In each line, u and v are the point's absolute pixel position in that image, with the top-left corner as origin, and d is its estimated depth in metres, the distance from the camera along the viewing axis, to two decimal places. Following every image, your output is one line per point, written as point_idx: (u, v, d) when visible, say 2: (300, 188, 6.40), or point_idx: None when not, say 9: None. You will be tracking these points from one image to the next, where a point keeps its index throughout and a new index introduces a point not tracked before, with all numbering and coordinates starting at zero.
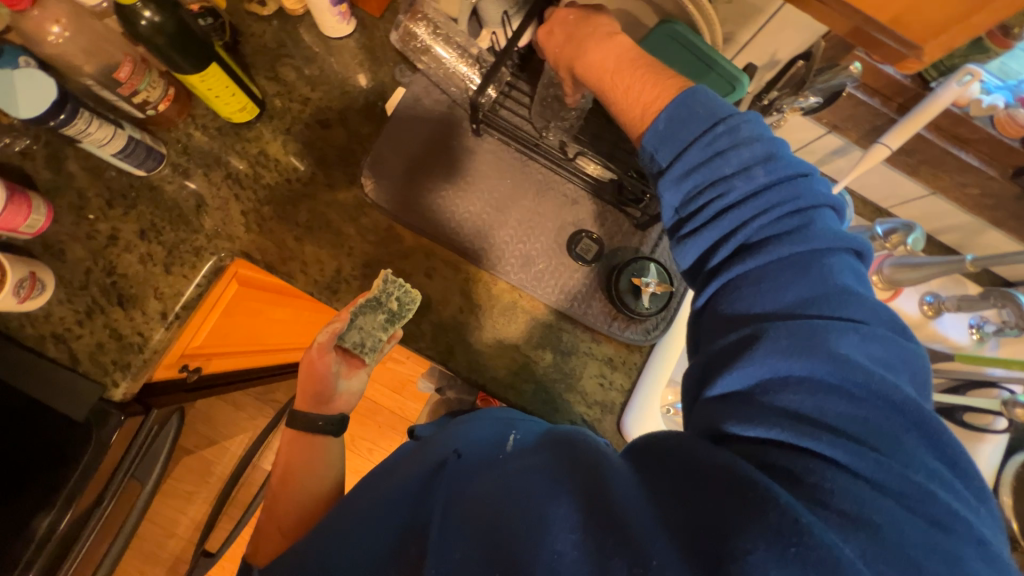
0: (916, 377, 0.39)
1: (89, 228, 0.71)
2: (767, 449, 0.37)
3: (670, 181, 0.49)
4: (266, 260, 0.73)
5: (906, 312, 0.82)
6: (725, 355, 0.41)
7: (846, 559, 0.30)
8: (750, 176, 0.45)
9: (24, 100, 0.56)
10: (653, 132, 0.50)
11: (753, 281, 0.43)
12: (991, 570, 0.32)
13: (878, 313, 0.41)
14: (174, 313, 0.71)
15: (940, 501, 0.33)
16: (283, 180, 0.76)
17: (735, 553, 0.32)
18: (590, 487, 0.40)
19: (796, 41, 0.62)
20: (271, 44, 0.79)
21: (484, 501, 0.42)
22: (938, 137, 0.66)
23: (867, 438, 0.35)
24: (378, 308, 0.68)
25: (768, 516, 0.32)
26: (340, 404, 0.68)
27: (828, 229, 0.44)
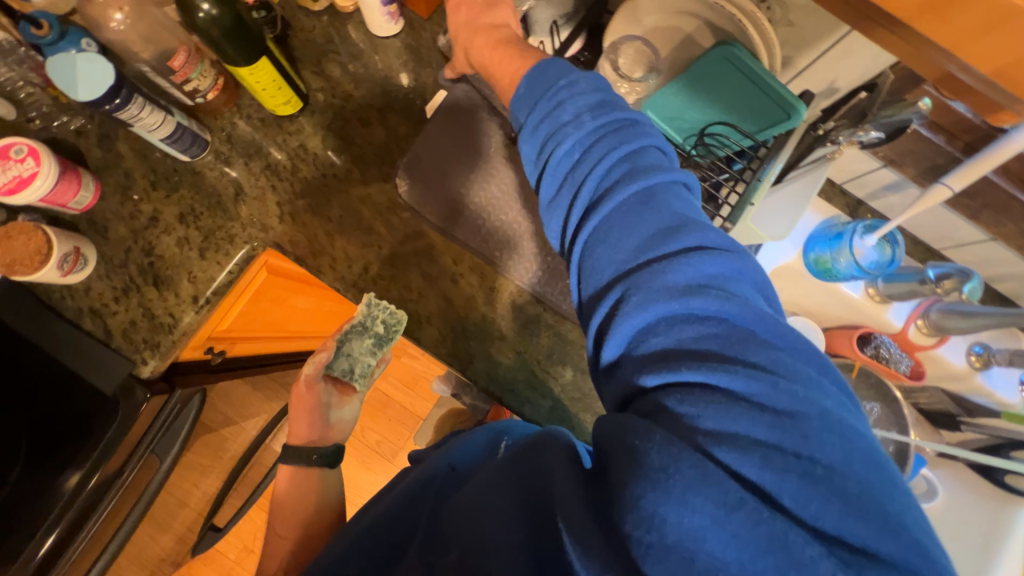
0: (755, 281, 0.39)
1: (133, 208, 0.73)
2: (658, 394, 0.35)
3: (528, 149, 0.47)
4: (296, 252, 0.74)
5: (950, 362, 0.77)
6: (604, 324, 0.40)
7: (710, 467, 0.31)
8: (579, 124, 0.45)
9: (82, 82, 0.58)
10: (517, 98, 0.49)
11: (607, 234, 0.41)
12: (861, 445, 0.32)
13: (714, 232, 0.40)
14: (205, 297, 0.72)
15: (791, 392, 0.33)
16: (319, 173, 0.76)
17: (632, 500, 0.32)
18: (530, 474, 0.39)
19: (859, 70, 0.58)
20: (319, 39, 0.80)
21: (477, 518, 0.39)
22: (1005, 182, 0.62)
23: (708, 351, 0.35)
24: (366, 333, 0.73)
25: (647, 461, 0.32)
26: (334, 430, 0.75)
27: (659, 157, 0.44)
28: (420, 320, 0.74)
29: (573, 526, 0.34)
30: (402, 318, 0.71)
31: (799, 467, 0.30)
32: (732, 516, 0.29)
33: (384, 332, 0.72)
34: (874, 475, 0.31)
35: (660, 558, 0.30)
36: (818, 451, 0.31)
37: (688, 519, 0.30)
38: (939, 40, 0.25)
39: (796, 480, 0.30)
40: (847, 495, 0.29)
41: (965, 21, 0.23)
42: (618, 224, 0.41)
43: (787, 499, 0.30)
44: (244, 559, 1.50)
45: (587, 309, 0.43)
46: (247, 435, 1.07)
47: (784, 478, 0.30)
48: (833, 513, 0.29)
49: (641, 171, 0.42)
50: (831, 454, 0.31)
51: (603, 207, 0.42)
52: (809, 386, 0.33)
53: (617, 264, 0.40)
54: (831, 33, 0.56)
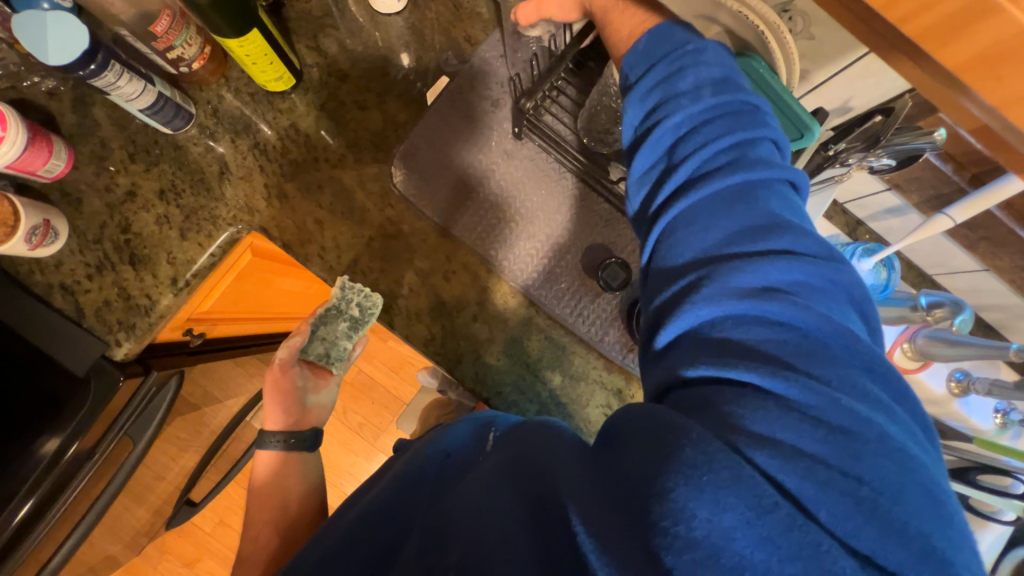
0: (838, 288, 0.39)
1: (108, 180, 0.69)
2: (699, 389, 0.37)
3: (635, 97, 0.48)
4: (283, 238, 0.71)
5: (930, 387, 0.78)
6: (667, 308, 0.42)
7: (747, 470, 0.32)
8: (698, 97, 0.45)
9: (52, 44, 0.53)
10: (634, 52, 0.49)
11: (688, 223, 0.42)
12: (902, 471, 0.33)
13: (805, 240, 0.40)
14: (184, 279, 0.69)
15: (845, 408, 0.34)
16: (310, 156, 0.73)
17: (661, 491, 0.32)
18: (533, 477, 0.40)
19: (875, 92, 0.57)
20: (316, 11, 0.75)
21: (459, 521, 0.40)
22: (1006, 216, 0.60)
23: (780, 358, 0.36)
24: (341, 316, 0.70)
25: (683, 452, 0.33)
26: (312, 417, 0.73)
27: (766, 151, 0.43)
28: (407, 316, 0.72)
29: (587, 515, 0.35)
30: (377, 301, 0.69)
31: (844, 485, 0.32)
32: (765, 520, 0.30)
33: (360, 315, 0.70)
34: (922, 508, 0.32)
35: (683, 550, 0.30)
36: (867, 472, 0.32)
37: (719, 518, 0.30)
38: (986, 98, 0.23)
39: (837, 495, 0.31)
40: (887, 521, 0.31)
41: (1021, 81, 0.21)
42: (701, 212, 0.42)
43: (825, 513, 0.31)
44: (220, 532, 1.51)
45: (650, 288, 0.45)
46: (227, 416, 1.05)
47: (826, 491, 0.31)
48: (869, 535, 0.30)
49: (738, 164, 0.42)
50: (881, 479, 0.32)
51: (692, 195, 0.43)
52: (877, 408, 0.35)
53: (694, 252, 0.42)
54: (849, 52, 0.54)
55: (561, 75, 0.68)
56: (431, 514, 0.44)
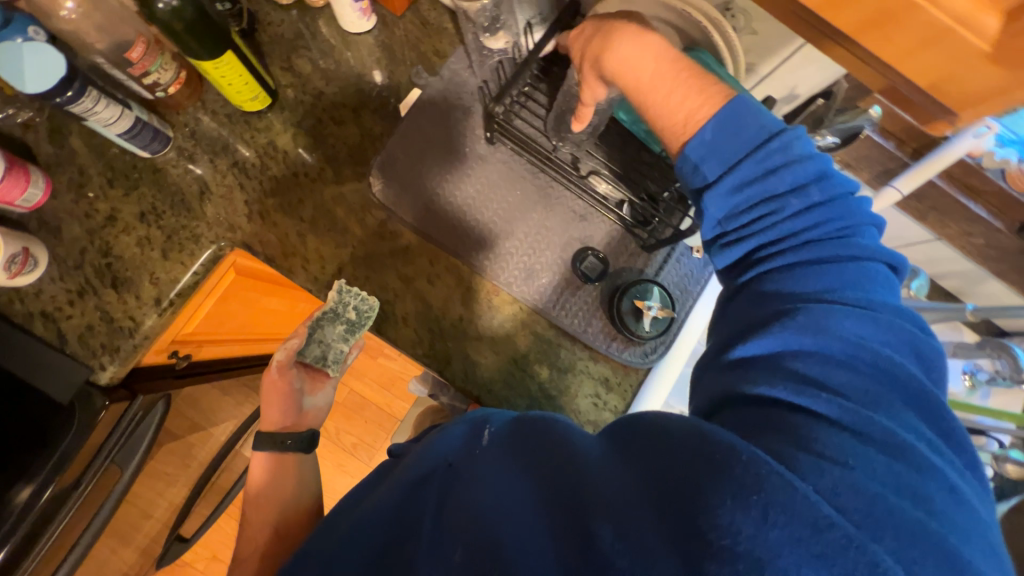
0: (928, 363, 0.41)
1: (88, 206, 0.69)
2: (766, 407, 0.38)
3: (720, 192, 0.47)
4: (266, 252, 0.72)
5: None
6: (752, 329, 0.43)
7: (800, 491, 0.31)
8: (803, 195, 0.45)
9: (29, 73, 0.54)
10: (700, 141, 0.48)
11: (785, 272, 0.44)
12: (963, 513, 0.33)
13: (898, 313, 0.42)
14: (168, 299, 0.70)
15: (925, 455, 0.35)
16: (289, 172, 0.74)
17: (707, 509, 0.33)
18: (563, 474, 0.41)
19: (817, 78, 0.62)
20: (289, 34, 0.77)
21: (471, 519, 0.40)
22: (948, 185, 0.67)
23: (869, 405, 0.37)
24: (338, 320, 0.71)
25: (731, 471, 0.33)
26: (307, 420, 0.73)
27: (870, 244, 0.45)
28: (395, 320, 0.73)
29: (614, 521, 0.35)
30: (374, 305, 0.71)
31: (913, 514, 0.31)
32: (816, 537, 0.30)
33: (356, 318, 0.71)
34: (985, 555, 0.32)
35: (728, 562, 0.31)
36: (936, 512, 0.33)
37: (766, 534, 0.30)
38: (883, 55, 0.26)
39: (906, 525, 0.31)
40: (952, 556, 0.30)
41: (907, 38, 0.25)
42: (806, 266, 0.44)
43: (889, 542, 0.30)
44: (213, 568, 1.45)
45: (735, 310, 0.46)
46: (216, 442, 1.03)
47: (892, 518, 0.31)
48: (933, 567, 0.30)
49: (841, 244, 0.44)
50: (948, 522, 0.32)
51: (776, 246, 0.45)
52: (953, 465, 0.36)
53: (788, 296, 0.43)
54: (787, 44, 0.59)
55: (528, 80, 0.72)
56: (435, 509, 0.44)
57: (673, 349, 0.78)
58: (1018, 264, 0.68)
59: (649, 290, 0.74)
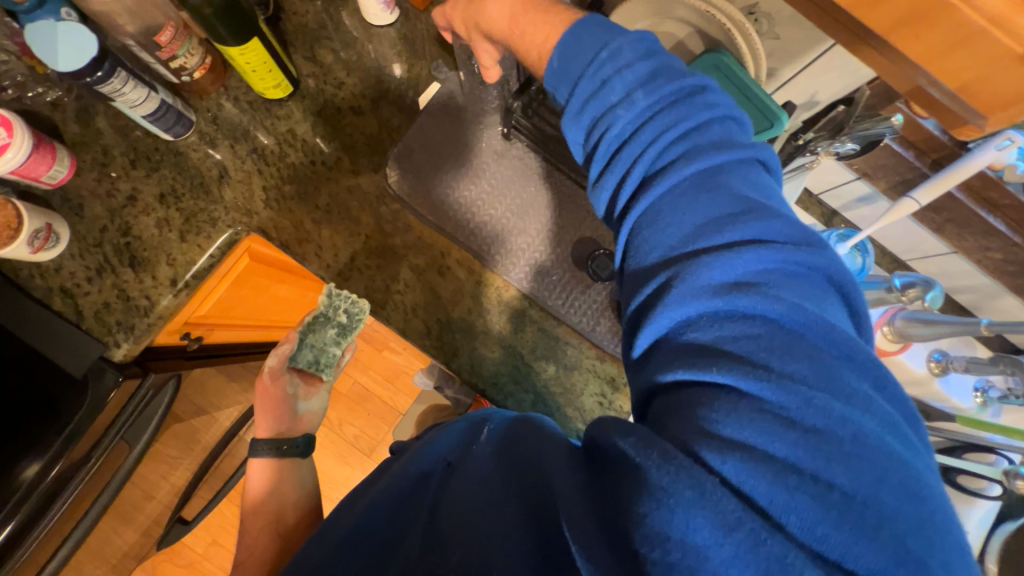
0: (823, 276, 0.38)
1: (110, 185, 0.71)
2: (672, 395, 0.36)
3: (568, 117, 0.46)
4: (281, 238, 0.73)
5: (912, 368, 0.81)
6: (641, 311, 0.40)
7: (709, 484, 0.31)
8: (633, 102, 0.43)
9: (62, 52, 0.56)
10: (550, 72, 0.47)
11: (653, 219, 0.40)
12: (876, 464, 0.31)
13: (781, 226, 0.38)
14: (183, 281, 0.71)
15: (818, 406, 0.32)
16: (307, 160, 0.75)
17: (635, 517, 0.31)
18: (525, 469, 0.41)
19: (838, 86, 0.61)
20: (312, 24, 0.78)
21: (468, 526, 0.40)
22: (968, 199, 0.65)
23: (751, 355, 0.34)
24: (331, 322, 0.77)
25: (650, 478, 0.32)
26: (302, 423, 0.76)
27: (730, 137, 0.42)
28: (404, 311, 0.74)
29: (577, 528, 0.34)
30: (365, 303, 0.74)
31: (817, 488, 0.30)
32: (732, 538, 0.29)
33: (348, 320, 0.76)
34: (906, 505, 0.30)
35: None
36: (843, 475, 0.31)
37: (690, 539, 0.30)
38: (913, 55, 0.28)
39: (811, 497, 0.30)
40: (868, 524, 0.29)
41: (936, 37, 0.26)
42: (668, 202, 0.40)
43: (795, 520, 0.30)
44: (213, 553, 1.47)
45: (625, 290, 0.43)
46: (221, 427, 1.04)
47: (797, 495, 0.30)
48: (839, 542, 0.29)
49: (701, 151, 0.41)
50: (856, 481, 0.30)
51: (650, 185, 0.42)
52: (854, 404, 0.33)
53: (662, 251, 0.40)
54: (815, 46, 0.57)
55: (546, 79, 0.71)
56: (435, 510, 0.43)
57: None
58: None
59: None
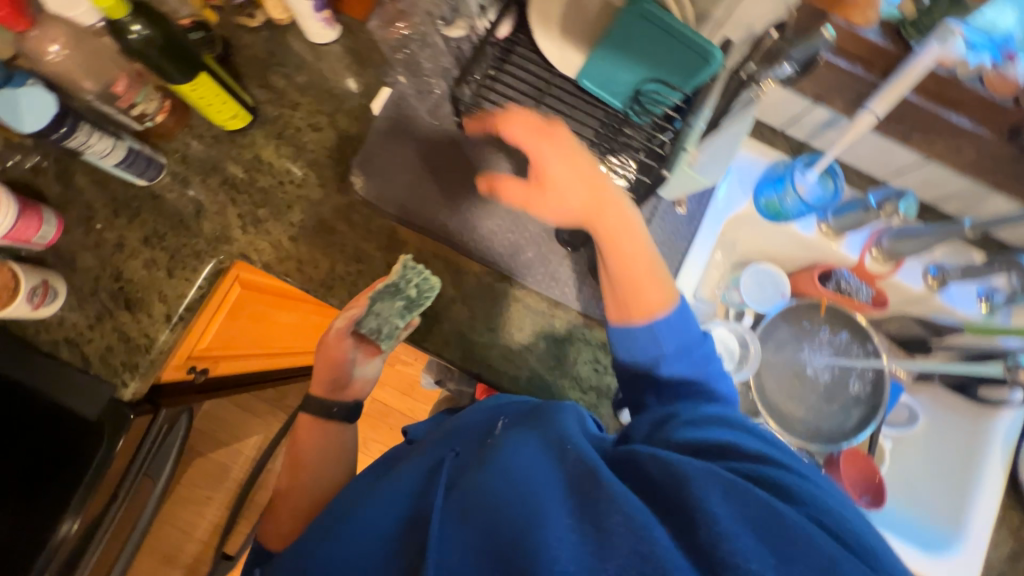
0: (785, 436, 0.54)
1: (97, 236, 0.74)
2: (735, 465, 0.43)
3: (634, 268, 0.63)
4: (262, 260, 0.76)
5: (908, 287, 0.80)
6: (694, 421, 0.49)
7: (812, 525, 0.36)
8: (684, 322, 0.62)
9: (24, 113, 0.59)
10: (622, 226, 0.63)
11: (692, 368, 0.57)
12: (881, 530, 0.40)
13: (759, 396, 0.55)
14: (177, 314, 0.73)
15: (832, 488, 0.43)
16: (276, 182, 0.78)
17: (724, 529, 0.35)
18: (561, 453, 0.44)
19: (767, 11, 0.57)
20: (262, 54, 0.82)
21: (482, 495, 0.42)
22: (926, 101, 0.65)
23: (788, 455, 0.45)
24: (398, 293, 0.71)
25: (749, 498, 0.37)
26: (354, 391, 0.76)
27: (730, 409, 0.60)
28: None
29: (630, 511, 0.37)
30: (435, 284, 0.72)
31: (871, 537, 0.38)
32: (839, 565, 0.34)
33: (416, 296, 0.71)
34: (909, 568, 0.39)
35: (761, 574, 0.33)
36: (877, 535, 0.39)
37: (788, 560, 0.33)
38: None
39: (870, 546, 0.37)
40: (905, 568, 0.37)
41: None
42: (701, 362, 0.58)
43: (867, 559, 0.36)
44: None
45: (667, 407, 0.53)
46: None
47: (860, 540, 0.37)
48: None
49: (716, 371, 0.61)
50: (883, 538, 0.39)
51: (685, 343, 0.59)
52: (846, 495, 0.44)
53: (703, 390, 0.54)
54: None
55: (490, 64, 0.74)
56: (445, 490, 0.46)
57: None
58: (1014, 172, 0.67)
59: None
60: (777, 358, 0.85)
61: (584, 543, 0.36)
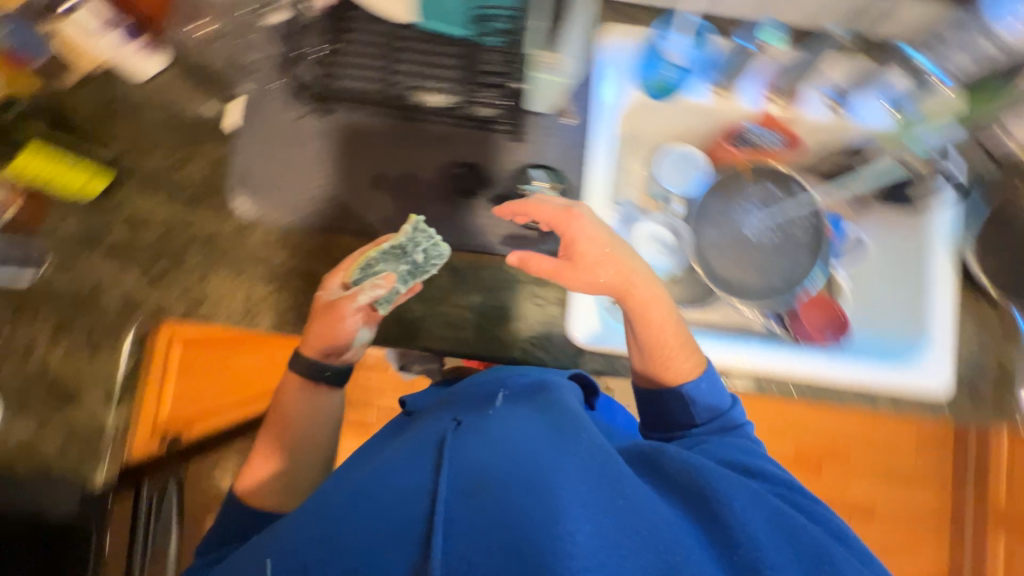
0: None
1: (6, 344, 0.72)
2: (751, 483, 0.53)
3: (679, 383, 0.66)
4: (178, 311, 0.74)
5: (816, 119, 0.78)
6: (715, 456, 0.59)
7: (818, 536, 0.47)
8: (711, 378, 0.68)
9: None
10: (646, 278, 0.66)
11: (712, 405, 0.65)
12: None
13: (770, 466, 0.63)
14: (117, 392, 0.73)
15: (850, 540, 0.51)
16: (162, 231, 0.74)
17: (748, 535, 0.45)
18: (567, 433, 0.53)
19: None
20: (96, 106, 0.76)
21: (492, 468, 0.49)
22: None
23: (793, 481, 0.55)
24: (402, 257, 0.70)
25: (786, 533, 0.46)
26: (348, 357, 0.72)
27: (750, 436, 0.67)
28: None
29: (655, 512, 0.46)
30: (443, 252, 0.71)
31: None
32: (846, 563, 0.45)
33: (422, 262, 0.71)
34: None
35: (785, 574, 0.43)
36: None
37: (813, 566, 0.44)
38: None
39: None
40: None
41: None
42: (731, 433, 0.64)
43: None
44: None
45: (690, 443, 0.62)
46: None
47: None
48: None
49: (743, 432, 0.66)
50: None
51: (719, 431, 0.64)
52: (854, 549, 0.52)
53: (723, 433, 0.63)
54: None
55: (323, 45, 0.74)
56: (450, 461, 0.51)
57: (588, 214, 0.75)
58: None
59: (529, 171, 0.73)
60: (715, 233, 0.84)
61: (602, 530, 0.43)
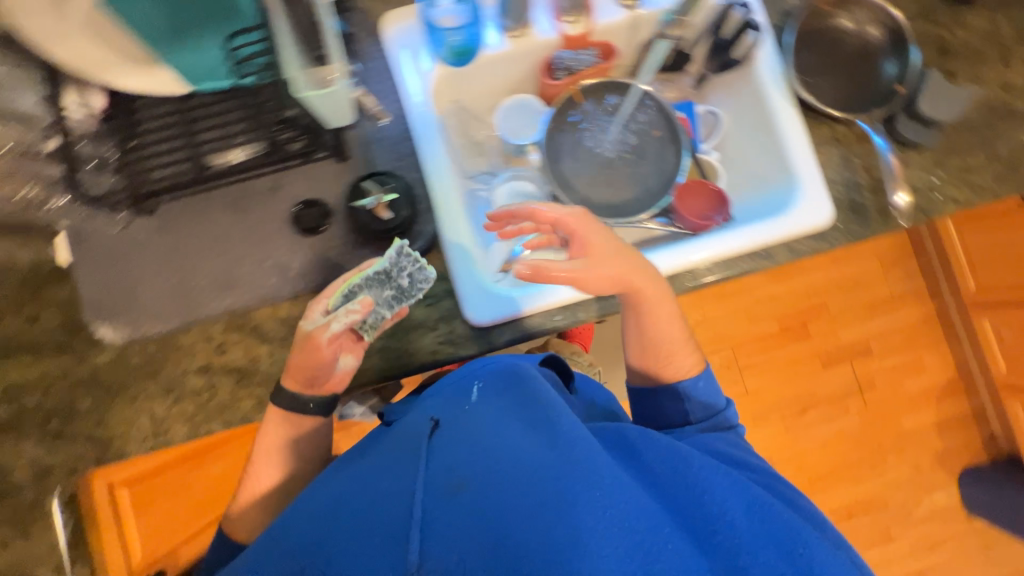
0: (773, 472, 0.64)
1: None
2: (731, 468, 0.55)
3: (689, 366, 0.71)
4: (91, 460, 0.71)
5: (615, 21, 0.79)
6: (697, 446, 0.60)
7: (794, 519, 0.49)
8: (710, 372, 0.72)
9: None
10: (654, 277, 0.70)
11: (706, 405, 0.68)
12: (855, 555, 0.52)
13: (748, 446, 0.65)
14: (66, 562, 0.72)
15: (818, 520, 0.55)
16: (41, 391, 0.71)
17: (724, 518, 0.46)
18: (552, 427, 0.52)
19: None
20: None
21: (478, 472, 0.48)
22: None
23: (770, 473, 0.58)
24: (387, 283, 0.66)
25: (764, 510, 0.48)
26: (331, 385, 0.67)
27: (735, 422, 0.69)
28: (228, 407, 0.72)
29: (636, 498, 0.46)
30: (429, 276, 0.68)
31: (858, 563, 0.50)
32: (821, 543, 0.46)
33: (408, 286, 0.67)
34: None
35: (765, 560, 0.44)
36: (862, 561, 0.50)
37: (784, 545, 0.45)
38: None
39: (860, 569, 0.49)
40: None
41: None
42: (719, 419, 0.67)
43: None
44: None
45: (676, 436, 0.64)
46: None
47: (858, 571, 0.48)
48: None
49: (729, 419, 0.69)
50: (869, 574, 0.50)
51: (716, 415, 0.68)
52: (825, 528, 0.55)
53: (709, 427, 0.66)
54: None
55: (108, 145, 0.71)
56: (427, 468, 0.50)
57: (438, 202, 0.74)
58: None
59: (359, 185, 0.70)
60: (577, 165, 0.82)
61: (585, 521, 0.42)
